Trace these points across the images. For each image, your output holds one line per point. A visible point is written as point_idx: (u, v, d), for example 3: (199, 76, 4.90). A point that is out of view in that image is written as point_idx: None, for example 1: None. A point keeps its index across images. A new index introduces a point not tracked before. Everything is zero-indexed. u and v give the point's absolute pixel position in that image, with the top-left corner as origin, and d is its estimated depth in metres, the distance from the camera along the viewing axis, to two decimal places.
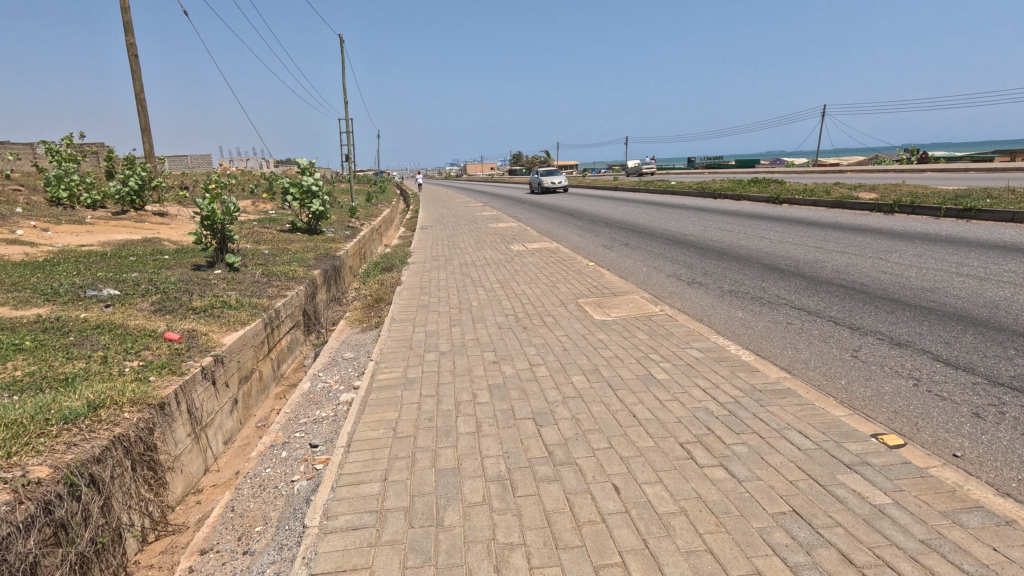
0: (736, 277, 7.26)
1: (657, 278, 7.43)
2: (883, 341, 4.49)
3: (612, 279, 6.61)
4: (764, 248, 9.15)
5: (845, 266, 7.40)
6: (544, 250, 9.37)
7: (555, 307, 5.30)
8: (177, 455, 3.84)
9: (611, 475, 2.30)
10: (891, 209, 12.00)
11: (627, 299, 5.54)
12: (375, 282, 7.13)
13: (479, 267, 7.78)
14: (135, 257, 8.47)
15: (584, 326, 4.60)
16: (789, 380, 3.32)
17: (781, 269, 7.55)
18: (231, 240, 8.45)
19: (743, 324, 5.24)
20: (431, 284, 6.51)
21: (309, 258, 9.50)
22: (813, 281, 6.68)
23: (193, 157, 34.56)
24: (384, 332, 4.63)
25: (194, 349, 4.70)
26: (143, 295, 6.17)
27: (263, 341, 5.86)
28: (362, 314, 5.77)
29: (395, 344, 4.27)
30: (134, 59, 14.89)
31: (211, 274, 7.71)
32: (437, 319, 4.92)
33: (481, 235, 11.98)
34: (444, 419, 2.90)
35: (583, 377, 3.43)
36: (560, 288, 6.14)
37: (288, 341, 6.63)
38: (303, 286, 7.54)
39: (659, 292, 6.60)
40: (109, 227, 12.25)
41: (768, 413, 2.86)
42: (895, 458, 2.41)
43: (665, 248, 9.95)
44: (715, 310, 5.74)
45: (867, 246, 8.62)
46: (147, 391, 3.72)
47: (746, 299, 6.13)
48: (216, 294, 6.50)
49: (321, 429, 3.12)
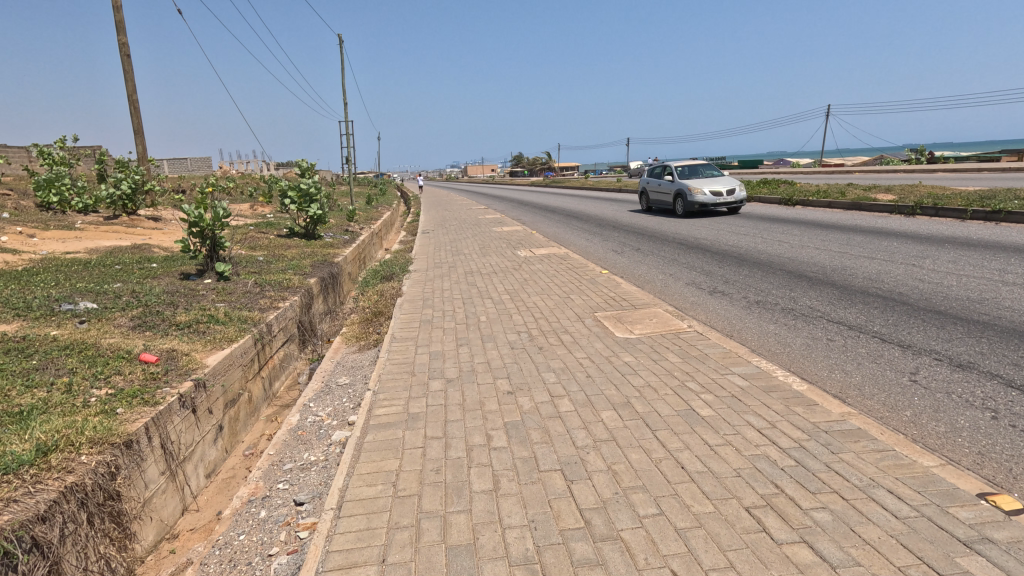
0: (761, 286, 6.79)
1: (677, 287, 6.96)
2: (943, 363, 3.99)
3: (630, 289, 6.14)
4: (785, 254, 8.65)
5: (878, 273, 6.92)
6: (553, 256, 8.91)
7: (571, 323, 4.82)
8: (146, 499, 3.39)
9: (668, 558, 1.83)
10: (913, 210, 11.51)
11: (649, 313, 5.04)
12: (374, 293, 6.66)
13: (485, 276, 7.29)
14: (121, 266, 8.01)
15: (607, 347, 4.11)
16: (856, 418, 2.84)
17: (809, 276, 7.08)
18: (222, 247, 7.97)
19: (779, 341, 4.76)
20: (434, 296, 6.05)
21: (306, 266, 9.02)
22: (846, 291, 6.20)
23: (192, 160, 34.15)
24: (384, 353, 4.14)
25: (173, 372, 4.22)
26: (123, 308, 5.71)
27: (253, 359, 5.39)
28: (360, 330, 5.29)
29: (395, 369, 3.79)
30: (127, 59, 14.47)
31: (200, 283, 7.26)
32: (442, 338, 4.44)
33: (486, 240, 11.50)
34: (454, 472, 2.43)
35: (615, 414, 2.94)
36: (574, 300, 5.65)
37: (280, 357, 6.16)
38: (298, 296, 7.08)
39: (680, 303, 6.12)
40: (99, 233, 11.79)
41: (844, 464, 2.38)
42: (1021, 531, 1.92)
43: (679, 253, 9.46)
44: (745, 325, 5.25)
45: (895, 251, 8.14)
46: (110, 428, 3.26)
47: (776, 311, 5.66)
48: (203, 306, 6.05)
49: (308, 481, 2.65)
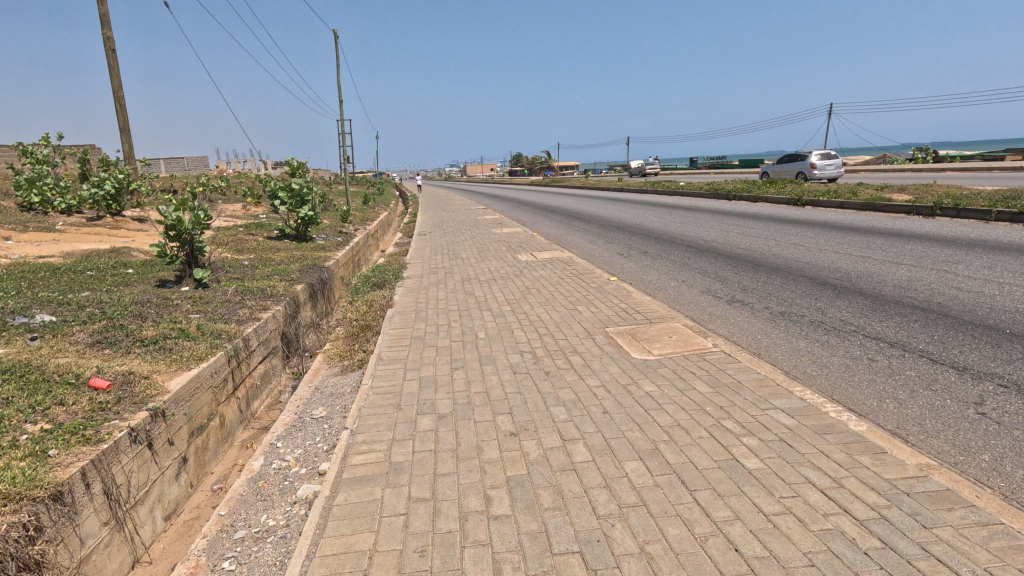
0: (782, 294, 6.27)
1: (692, 296, 6.41)
2: (1013, 392, 3.46)
3: (643, 299, 5.60)
4: (803, 258, 8.12)
5: (908, 280, 6.39)
6: (555, 260, 8.40)
7: (580, 340, 4.30)
8: (83, 558, 2.89)
9: None
10: (932, 211, 11.00)
11: (667, 330, 4.51)
12: (363, 302, 6.13)
13: (483, 283, 6.74)
14: (93, 271, 7.48)
15: (624, 373, 3.57)
16: (940, 473, 2.30)
17: (833, 284, 6.55)
18: (203, 252, 7.44)
19: (815, 361, 4.22)
20: (428, 307, 5.52)
21: (293, 271, 8.47)
22: (878, 301, 5.68)
23: (189, 159, 33.58)
24: (367, 379, 3.60)
25: (126, 401, 3.69)
26: (83, 321, 5.18)
27: (226, 379, 4.85)
28: (344, 347, 4.76)
29: (378, 400, 3.25)
30: (112, 54, 13.91)
31: (176, 292, 6.73)
32: (435, 360, 3.91)
33: (485, 243, 10.95)
34: (442, 555, 1.90)
35: (642, 467, 2.41)
36: (582, 313, 5.10)
37: (260, 374, 5.63)
38: (281, 306, 6.54)
39: (698, 316, 5.57)
40: (80, 235, 11.24)
41: (944, 545, 1.85)
42: None
43: (690, 256, 8.94)
44: (773, 341, 4.71)
45: (923, 255, 7.63)
46: (33, 478, 2.75)
47: (805, 325, 5.12)
48: (174, 318, 5.53)
49: (262, 558, 2.13)
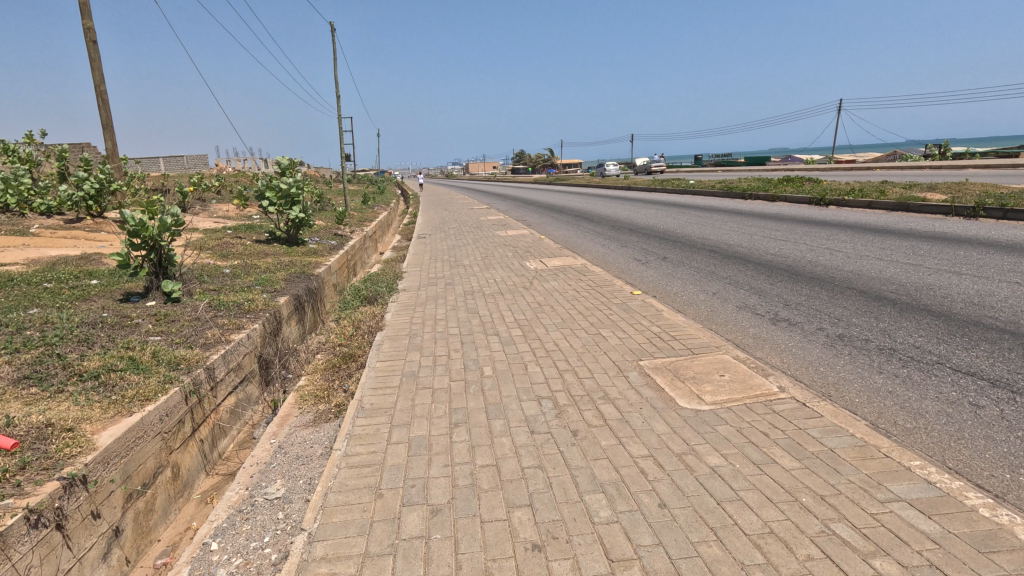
0: (834, 311, 5.42)
1: (728, 313, 5.57)
2: None
3: (678, 320, 4.76)
4: (845, 267, 7.23)
5: (979, 295, 5.54)
6: (568, 269, 7.55)
7: (611, 381, 3.46)
8: None
9: None
10: (973, 212, 10.09)
11: (717, 366, 3.66)
12: (348, 321, 5.30)
13: (489, 298, 5.90)
14: (52, 283, 6.67)
15: (675, 434, 2.73)
16: None
17: (891, 298, 5.71)
18: (173, 262, 6.59)
19: (904, 409, 3.36)
20: (425, 330, 4.70)
21: (278, 280, 7.64)
22: (953, 322, 4.83)
23: (187, 158, 32.85)
24: (341, 442, 2.78)
25: (34, 467, 2.89)
26: (15, 349, 4.37)
27: (181, 422, 4.03)
28: (322, 382, 3.95)
29: (352, 481, 2.42)
30: (93, 45, 13.10)
31: (139, 308, 5.91)
32: (430, 411, 3.07)
33: (489, 248, 10.11)
34: None
35: None
36: (607, 341, 4.25)
37: (229, 407, 4.82)
38: (258, 323, 5.72)
39: (741, 341, 4.72)
40: (54, 239, 10.43)
41: None
42: None
43: (715, 263, 8.06)
44: (843, 377, 3.86)
45: (983, 263, 6.76)
46: None
47: (874, 354, 4.28)
48: (127, 344, 4.70)
49: None
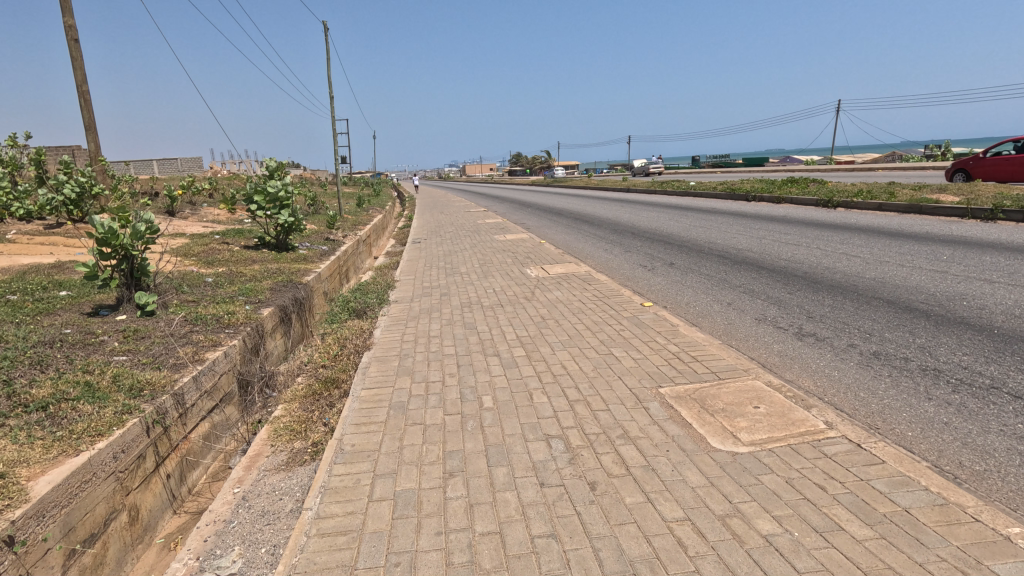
0: (863, 325, 4.97)
1: (748, 326, 5.13)
2: None
3: (696, 337, 4.31)
4: (865, 274, 6.79)
5: (1018, 306, 5.11)
6: (571, 277, 7.08)
7: (629, 414, 3.00)
8: None
9: None
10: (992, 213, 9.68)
11: (751, 395, 3.20)
12: (333, 338, 4.83)
13: (487, 311, 5.44)
14: (15, 295, 6.17)
15: (713, 488, 2.28)
16: None
17: (922, 309, 5.28)
18: (146, 272, 6.13)
19: (967, 445, 2.92)
20: (417, 350, 4.23)
21: (263, 289, 7.16)
22: (996, 338, 4.39)
23: (181, 160, 32.33)
24: (314, 497, 2.32)
25: None
26: None
27: (141, 458, 3.55)
28: (300, 412, 3.49)
29: (322, 557, 1.95)
30: (75, 44, 12.61)
31: (107, 323, 5.43)
32: (421, 456, 2.60)
33: (486, 254, 9.65)
34: None
35: None
36: (621, 363, 3.79)
37: (201, 435, 4.34)
38: (236, 338, 5.24)
39: (767, 360, 4.27)
40: (33, 246, 9.95)
41: None
42: None
43: (726, 270, 7.61)
44: (889, 405, 3.42)
45: (1013, 270, 6.33)
46: None
47: (918, 375, 3.83)
48: (86, 366, 4.23)
49: None
